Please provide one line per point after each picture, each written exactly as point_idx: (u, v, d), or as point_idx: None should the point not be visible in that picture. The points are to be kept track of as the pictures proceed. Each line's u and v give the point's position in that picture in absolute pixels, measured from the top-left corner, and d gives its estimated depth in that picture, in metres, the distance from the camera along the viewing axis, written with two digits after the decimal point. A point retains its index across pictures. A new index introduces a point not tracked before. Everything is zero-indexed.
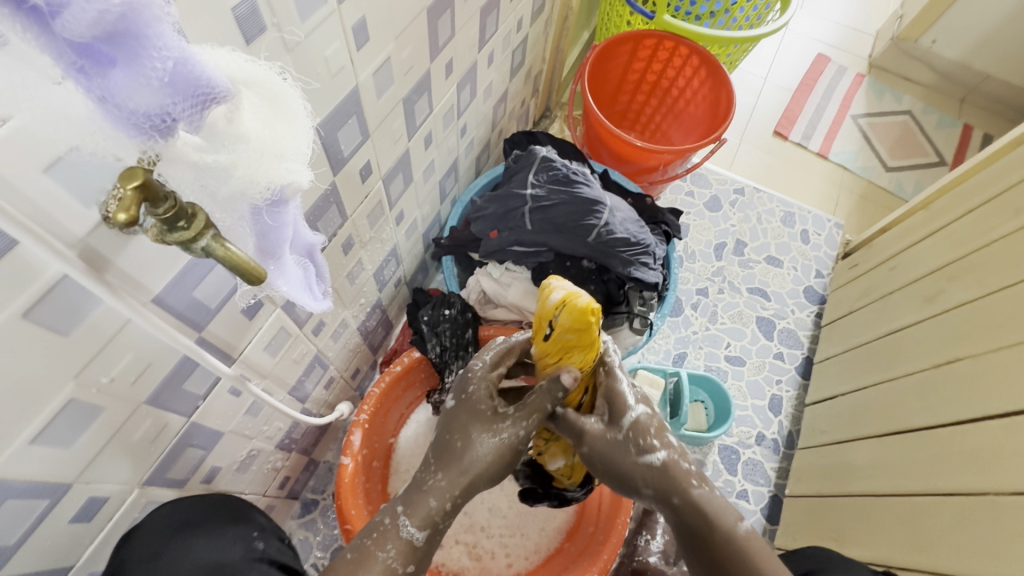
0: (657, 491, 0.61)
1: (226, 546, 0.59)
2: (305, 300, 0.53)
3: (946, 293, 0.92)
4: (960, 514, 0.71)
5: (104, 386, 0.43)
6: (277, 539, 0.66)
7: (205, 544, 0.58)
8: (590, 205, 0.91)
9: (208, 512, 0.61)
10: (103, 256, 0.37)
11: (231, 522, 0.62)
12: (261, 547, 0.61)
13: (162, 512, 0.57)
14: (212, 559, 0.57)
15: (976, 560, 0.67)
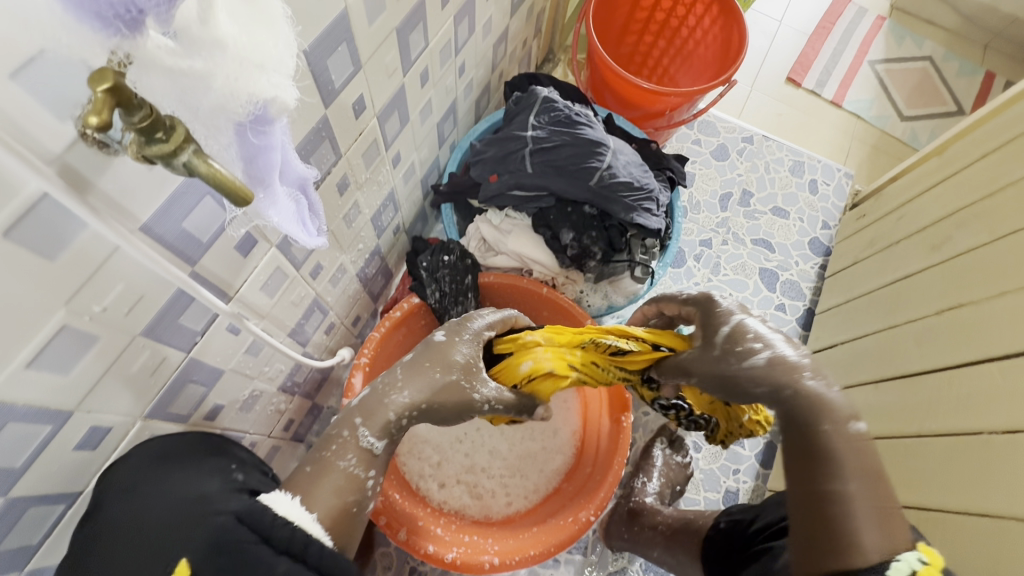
0: (769, 386, 0.54)
1: (203, 477, 0.58)
2: (297, 235, 0.51)
3: (952, 242, 0.90)
4: (953, 455, 0.72)
5: (96, 314, 0.43)
6: (259, 471, 0.66)
7: (181, 477, 0.57)
8: (593, 147, 0.88)
9: (185, 446, 0.59)
10: (84, 177, 0.36)
11: (209, 455, 0.61)
12: (241, 479, 0.61)
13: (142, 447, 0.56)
14: (189, 492, 0.56)
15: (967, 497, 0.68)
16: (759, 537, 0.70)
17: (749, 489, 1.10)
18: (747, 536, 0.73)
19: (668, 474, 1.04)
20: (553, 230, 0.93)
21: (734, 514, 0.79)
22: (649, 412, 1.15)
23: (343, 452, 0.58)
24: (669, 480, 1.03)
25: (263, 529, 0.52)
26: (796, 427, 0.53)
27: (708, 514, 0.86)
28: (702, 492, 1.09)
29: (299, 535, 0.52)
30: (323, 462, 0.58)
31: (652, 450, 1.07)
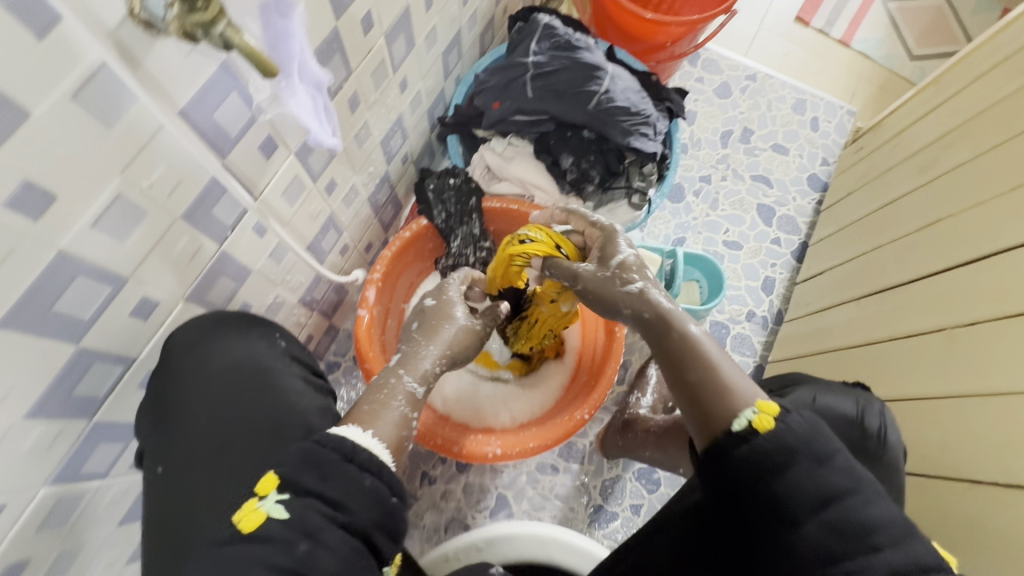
0: (633, 309, 0.63)
1: (255, 344, 0.70)
2: (316, 131, 0.57)
3: (939, 162, 0.92)
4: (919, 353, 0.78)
5: (145, 189, 0.49)
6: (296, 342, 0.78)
7: (234, 343, 0.68)
8: (591, 71, 0.91)
9: (233, 317, 0.69)
10: (133, 53, 0.42)
11: (254, 325, 0.72)
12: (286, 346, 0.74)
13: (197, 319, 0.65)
14: (240, 355, 0.69)
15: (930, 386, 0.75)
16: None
17: None
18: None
19: (661, 390, 1.12)
20: (553, 155, 0.98)
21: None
22: None
23: (396, 394, 0.62)
24: (662, 395, 1.11)
25: (346, 450, 0.51)
26: (658, 338, 0.60)
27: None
28: None
29: (375, 461, 0.51)
30: (379, 401, 0.60)
31: (647, 368, 1.14)
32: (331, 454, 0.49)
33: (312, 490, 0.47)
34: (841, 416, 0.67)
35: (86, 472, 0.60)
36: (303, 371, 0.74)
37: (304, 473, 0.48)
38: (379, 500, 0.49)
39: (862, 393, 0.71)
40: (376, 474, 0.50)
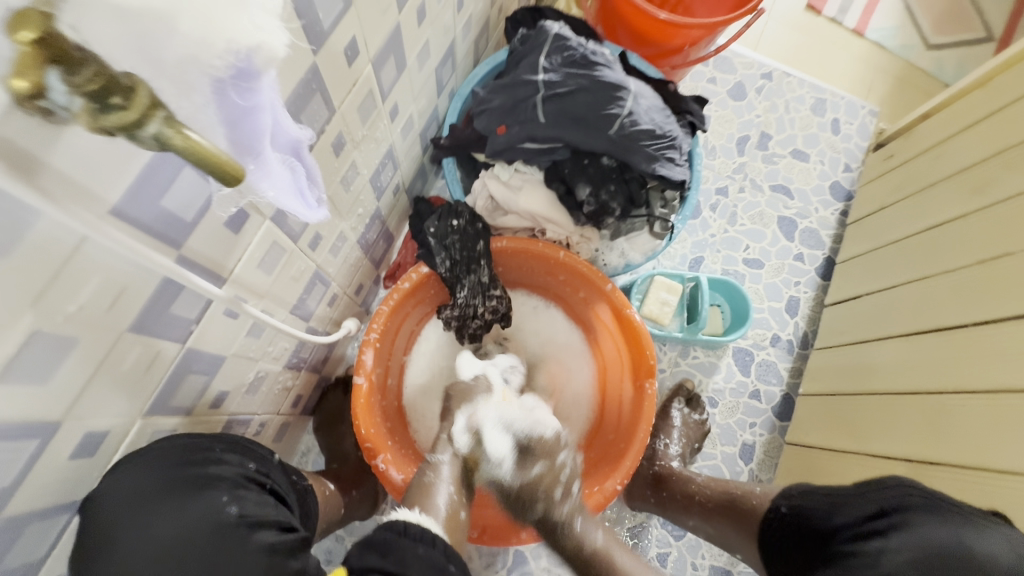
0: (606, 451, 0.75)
1: (194, 517, 0.52)
2: (297, 209, 0.45)
3: (997, 184, 0.84)
4: (996, 412, 0.70)
5: (73, 315, 0.37)
6: (256, 486, 0.59)
7: (166, 518, 0.51)
8: (613, 92, 0.80)
9: (165, 481, 0.51)
10: (29, 152, 0.29)
11: (195, 490, 0.53)
12: (236, 512, 0.54)
13: (115, 479, 0.49)
14: (176, 537, 0.51)
15: (1008, 453, 0.67)
16: (838, 536, 0.61)
17: (766, 442, 1.09)
18: (824, 531, 0.63)
19: (687, 433, 1.02)
20: (568, 184, 0.86)
21: (797, 497, 0.70)
22: (665, 369, 1.13)
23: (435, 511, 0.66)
24: (689, 439, 1.02)
25: (398, 529, 0.60)
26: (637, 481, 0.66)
27: (759, 495, 0.77)
28: (719, 447, 1.08)
29: (427, 532, 0.61)
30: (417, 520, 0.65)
31: (670, 411, 1.05)
32: (385, 537, 0.58)
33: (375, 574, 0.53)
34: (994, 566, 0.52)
35: None
36: (265, 536, 0.54)
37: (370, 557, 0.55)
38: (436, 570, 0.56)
39: (1008, 528, 0.56)
40: (430, 547, 0.58)
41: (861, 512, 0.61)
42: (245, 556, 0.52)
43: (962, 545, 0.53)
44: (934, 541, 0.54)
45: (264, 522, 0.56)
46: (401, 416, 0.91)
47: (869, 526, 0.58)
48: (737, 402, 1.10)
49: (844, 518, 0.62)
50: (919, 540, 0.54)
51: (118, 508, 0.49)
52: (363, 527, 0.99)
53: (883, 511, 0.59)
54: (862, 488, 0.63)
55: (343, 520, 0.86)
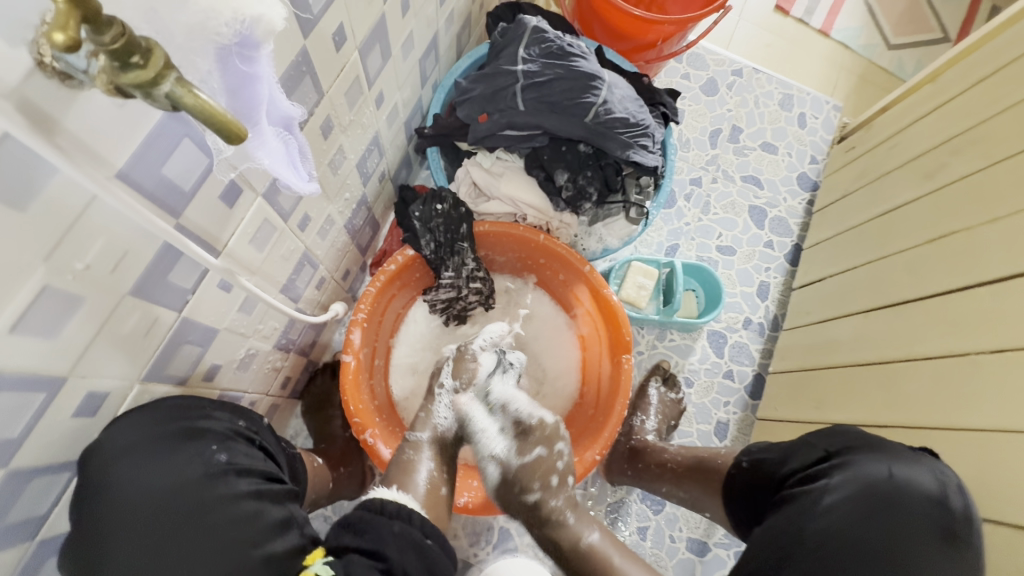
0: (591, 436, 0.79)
1: (183, 466, 0.54)
2: (291, 179, 0.48)
3: (948, 169, 0.91)
4: (948, 374, 0.76)
5: (80, 273, 0.39)
6: (244, 441, 0.61)
7: (156, 467, 0.53)
8: (587, 81, 0.84)
9: (156, 433, 0.53)
10: (47, 112, 0.32)
11: (184, 441, 0.55)
12: (224, 460, 0.57)
13: (111, 432, 0.50)
14: (168, 484, 0.53)
15: (959, 414, 0.73)
16: (787, 480, 0.67)
17: (739, 419, 1.14)
18: (775, 478, 0.69)
19: (663, 410, 1.07)
20: (547, 171, 0.90)
21: (756, 452, 0.75)
22: (643, 351, 1.17)
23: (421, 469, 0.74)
24: (665, 416, 1.06)
25: (376, 507, 0.61)
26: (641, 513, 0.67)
27: (724, 456, 0.81)
28: (694, 425, 1.13)
29: (405, 510, 0.62)
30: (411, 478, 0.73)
31: (647, 389, 1.09)
32: (362, 514, 0.60)
33: (352, 552, 0.56)
34: (922, 495, 0.59)
35: None
36: (253, 482, 0.58)
37: (345, 534, 0.58)
38: (415, 547, 0.58)
39: (933, 461, 0.63)
40: (407, 523, 0.60)
41: (808, 458, 0.67)
42: (235, 499, 0.54)
43: (893, 478, 0.60)
44: (871, 478, 0.60)
45: (251, 470, 0.59)
46: (394, 405, 0.95)
47: (817, 468, 0.65)
48: (712, 381, 1.15)
49: (792, 465, 0.68)
50: (859, 476, 0.61)
51: (110, 460, 0.50)
52: (351, 508, 1.01)
53: (827, 456, 0.66)
54: (812, 438, 0.70)
55: (331, 497, 0.88)
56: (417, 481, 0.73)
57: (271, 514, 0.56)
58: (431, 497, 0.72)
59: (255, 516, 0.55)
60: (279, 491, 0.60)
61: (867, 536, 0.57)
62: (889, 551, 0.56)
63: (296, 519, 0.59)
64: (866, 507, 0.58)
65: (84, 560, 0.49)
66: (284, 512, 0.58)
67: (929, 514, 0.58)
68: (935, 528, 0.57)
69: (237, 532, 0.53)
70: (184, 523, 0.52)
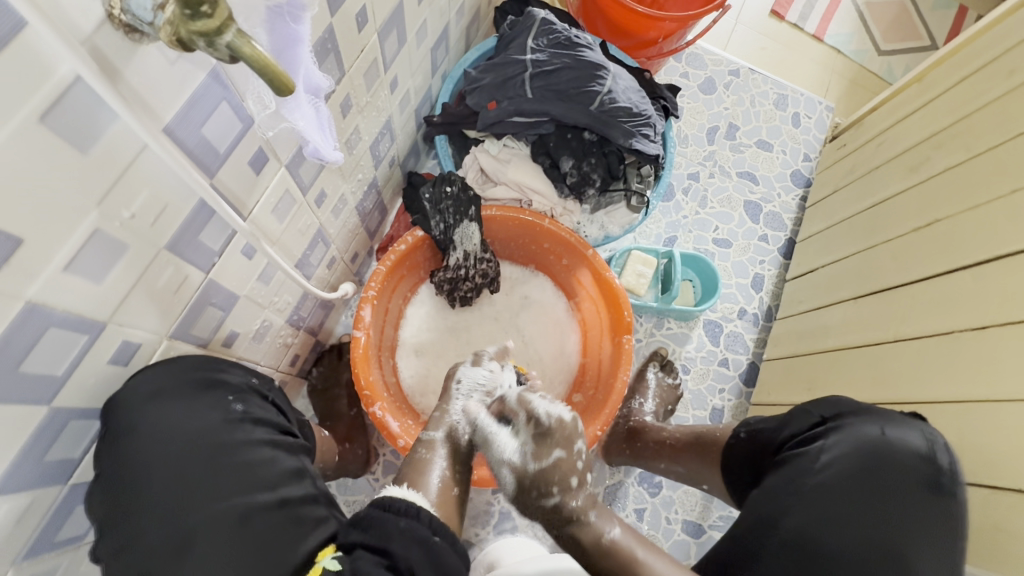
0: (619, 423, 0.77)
1: (201, 413, 0.56)
2: (318, 143, 0.51)
3: (932, 162, 0.96)
4: (935, 353, 0.80)
5: (126, 221, 0.42)
6: (259, 396, 0.64)
7: (177, 412, 0.54)
8: (593, 70, 0.88)
9: (177, 381, 0.55)
10: (111, 61, 0.34)
11: (203, 389, 0.57)
12: (240, 410, 0.59)
13: (134, 378, 0.52)
14: (189, 428, 0.55)
15: (946, 387, 0.76)
16: (784, 444, 0.72)
17: (733, 405, 1.18)
18: (771, 442, 0.73)
19: (660, 394, 1.10)
20: (553, 158, 0.94)
21: (754, 423, 0.78)
22: (641, 339, 1.21)
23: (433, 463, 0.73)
24: (662, 400, 1.09)
25: (382, 503, 0.57)
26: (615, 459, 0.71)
27: (721, 428, 0.84)
28: (690, 410, 1.16)
29: (415, 507, 0.57)
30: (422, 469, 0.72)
31: (644, 373, 1.12)
32: (370, 512, 0.56)
33: (358, 549, 0.53)
34: (909, 452, 0.64)
35: (60, 540, 0.52)
36: (269, 433, 0.60)
37: (353, 532, 0.55)
38: (423, 546, 0.53)
39: (922, 423, 0.68)
40: (413, 519, 0.56)
41: (805, 424, 0.71)
42: (253, 446, 0.57)
43: (884, 437, 0.65)
44: (865, 437, 0.66)
45: (266, 422, 0.61)
46: (403, 390, 0.97)
47: (813, 432, 0.70)
48: (707, 368, 1.19)
49: (790, 429, 0.72)
50: (853, 437, 0.66)
51: (135, 404, 0.51)
52: (355, 486, 1.03)
53: (822, 421, 0.71)
54: (805, 406, 0.74)
55: (337, 471, 0.91)
56: (430, 481, 0.70)
57: (286, 462, 0.58)
58: (443, 503, 0.69)
59: (270, 462, 0.57)
60: (291, 443, 0.62)
61: (860, 489, 0.63)
62: (879, 500, 0.62)
63: (308, 470, 0.61)
64: (859, 463, 0.64)
65: (111, 498, 0.50)
66: (297, 463, 0.60)
67: (918, 469, 0.64)
68: (921, 480, 0.63)
69: (256, 473, 0.55)
70: (204, 465, 0.53)
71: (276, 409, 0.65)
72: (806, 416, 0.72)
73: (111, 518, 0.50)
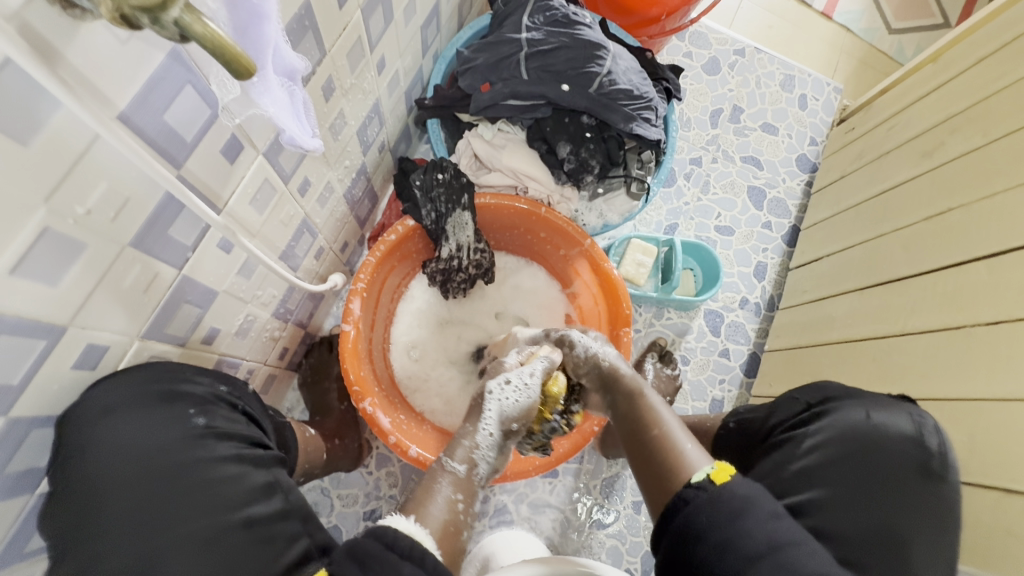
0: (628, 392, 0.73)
1: (161, 430, 0.54)
2: (294, 132, 0.47)
3: (945, 148, 0.92)
4: (947, 348, 0.78)
5: (81, 218, 0.39)
6: (226, 406, 0.61)
7: (135, 430, 0.52)
8: (592, 50, 0.84)
9: (137, 396, 0.52)
10: (48, 42, 0.31)
11: (165, 403, 0.55)
12: (203, 424, 0.56)
13: (90, 394, 0.49)
14: (146, 447, 0.53)
15: (961, 384, 0.74)
16: (772, 432, 0.68)
17: (733, 396, 1.15)
18: (760, 430, 0.70)
19: (660, 386, 1.07)
20: (550, 143, 0.90)
21: (743, 413, 0.76)
22: (640, 329, 1.18)
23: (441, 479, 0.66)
24: (661, 391, 1.07)
25: (387, 540, 0.53)
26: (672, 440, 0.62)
27: (716, 420, 0.83)
28: (689, 402, 1.14)
29: (417, 546, 0.53)
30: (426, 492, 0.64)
31: (643, 364, 1.10)
32: (371, 548, 0.51)
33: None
34: (900, 437, 0.60)
35: (30, 548, 0.51)
36: (236, 446, 0.58)
37: (349, 565, 0.50)
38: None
39: (911, 405, 0.64)
40: (416, 565, 0.51)
41: (790, 411, 0.68)
42: (216, 463, 0.55)
43: (871, 421, 0.61)
44: (851, 421, 0.62)
45: (232, 434, 0.59)
46: (395, 380, 0.95)
47: (800, 418, 0.66)
48: (707, 359, 1.16)
49: (776, 418, 0.69)
50: (840, 422, 0.62)
51: (87, 424, 0.49)
52: (348, 480, 1.02)
53: (809, 407, 0.67)
54: (794, 392, 0.71)
55: (328, 466, 0.89)
56: (435, 512, 0.62)
57: (254, 478, 0.57)
58: (449, 537, 0.61)
59: (238, 479, 0.56)
60: (258, 455, 0.60)
61: (846, 472, 0.58)
62: (877, 490, 0.57)
63: (281, 483, 0.60)
64: (842, 449, 0.59)
65: (70, 516, 0.49)
66: (268, 476, 0.59)
67: (906, 451, 0.59)
68: (912, 464, 0.58)
69: (220, 494, 0.54)
70: (163, 486, 0.52)
71: (246, 419, 0.63)
72: (794, 404, 0.69)
73: (70, 540, 0.49)
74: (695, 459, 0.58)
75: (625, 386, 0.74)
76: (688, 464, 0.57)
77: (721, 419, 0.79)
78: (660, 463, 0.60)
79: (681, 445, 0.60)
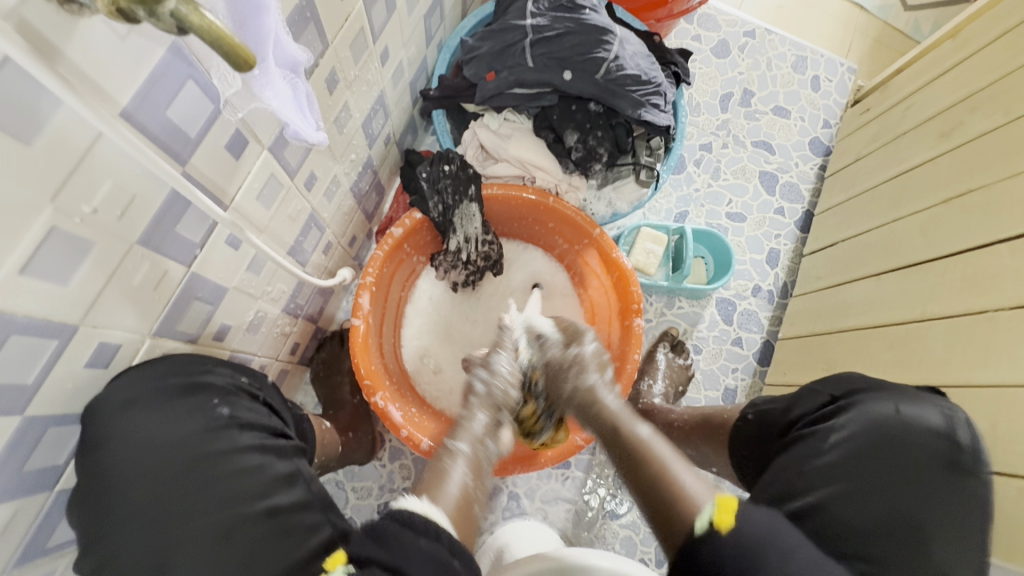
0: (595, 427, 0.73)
1: (182, 422, 0.54)
2: (298, 125, 0.47)
3: (965, 126, 0.89)
4: (968, 334, 0.76)
5: (87, 217, 0.39)
6: (248, 396, 0.62)
7: (157, 422, 0.53)
8: (598, 35, 0.82)
9: (157, 388, 0.53)
10: (46, 38, 0.30)
11: (184, 395, 0.55)
12: (225, 414, 0.57)
13: (111, 388, 0.50)
14: (168, 439, 0.53)
15: (984, 371, 0.72)
16: (792, 425, 0.67)
17: (747, 385, 1.14)
18: (779, 423, 0.69)
19: (672, 375, 1.06)
20: (557, 132, 0.88)
21: (762, 404, 0.75)
22: (651, 319, 1.16)
23: (452, 459, 0.66)
24: (673, 381, 1.06)
25: (401, 518, 0.54)
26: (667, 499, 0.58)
27: (730, 410, 0.81)
28: (702, 391, 1.12)
29: None
30: (437, 472, 0.64)
31: (655, 354, 1.09)
32: (384, 520, 0.52)
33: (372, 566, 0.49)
34: (925, 429, 0.59)
35: (52, 544, 0.52)
36: (258, 437, 0.58)
37: (368, 545, 0.51)
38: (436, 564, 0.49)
39: (941, 399, 0.62)
40: (432, 539, 0.51)
41: (812, 404, 0.67)
42: (239, 453, 0.55)
43: (899, 415, 0.60)
44: (878, 415, 0.60)
45: (254, 425, 0.59)
46: (406, 374, 0.95)
47: (823, 411, 0.64)
48: (720, 348, 1.15)
49: (798, 411, 0.67)
50: (864, 415, 0.61)
51: (112, 415, 0.49)
52: (362, 473, 1.02)
53: (833, 400, 0.65)
54: (815, 385, 0.69)
55: (340, 460, 0.89)
56: (448, 490, 0.61)
57: (276, 468, 0.57)
58: (462, 512, 0.60)
59: (259, 468, 0.56)
60: (281, 445, 0.61)
61: (874, 466, 0.57)
62: (909, 486, 0.56)
63: (302, 473, 0.60)
64: (867, 442, 0.58)
65: (93, 509, 0.49)
66: (289, 467, 0.59)
67: (932, 446, 0.58)
68: (940, 459, 0.57)
69: (241, 483, 0.54)
70: (185, 477, 0.52)
71: (268, 409, 0.64)
72: (815, 396, 0.67)
73: (94, 534, 0.49)
74: (697, 493, 0.57)
75: (607, 420, 0.72)
76: (691, 498, 0.56)
77: (739, 411, 0.79)
78: (664, 493, 0.59)
79: (680, 479, 0.60)
